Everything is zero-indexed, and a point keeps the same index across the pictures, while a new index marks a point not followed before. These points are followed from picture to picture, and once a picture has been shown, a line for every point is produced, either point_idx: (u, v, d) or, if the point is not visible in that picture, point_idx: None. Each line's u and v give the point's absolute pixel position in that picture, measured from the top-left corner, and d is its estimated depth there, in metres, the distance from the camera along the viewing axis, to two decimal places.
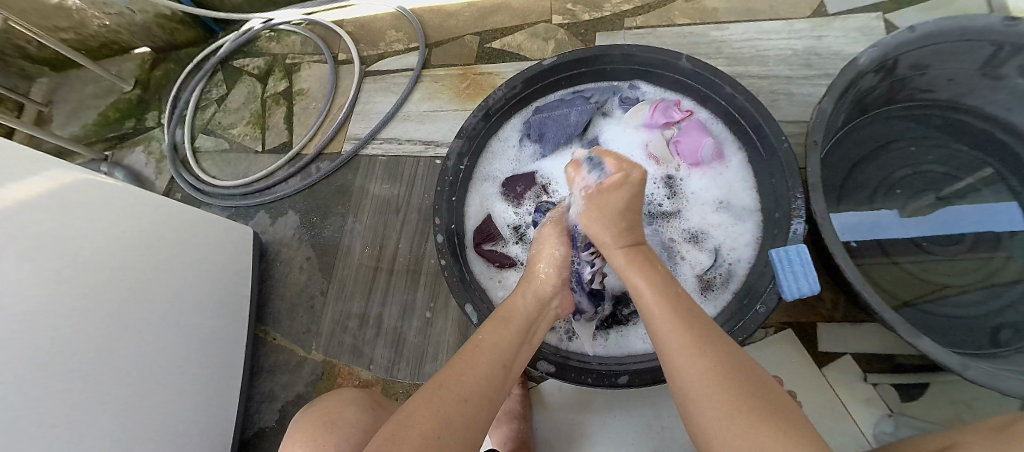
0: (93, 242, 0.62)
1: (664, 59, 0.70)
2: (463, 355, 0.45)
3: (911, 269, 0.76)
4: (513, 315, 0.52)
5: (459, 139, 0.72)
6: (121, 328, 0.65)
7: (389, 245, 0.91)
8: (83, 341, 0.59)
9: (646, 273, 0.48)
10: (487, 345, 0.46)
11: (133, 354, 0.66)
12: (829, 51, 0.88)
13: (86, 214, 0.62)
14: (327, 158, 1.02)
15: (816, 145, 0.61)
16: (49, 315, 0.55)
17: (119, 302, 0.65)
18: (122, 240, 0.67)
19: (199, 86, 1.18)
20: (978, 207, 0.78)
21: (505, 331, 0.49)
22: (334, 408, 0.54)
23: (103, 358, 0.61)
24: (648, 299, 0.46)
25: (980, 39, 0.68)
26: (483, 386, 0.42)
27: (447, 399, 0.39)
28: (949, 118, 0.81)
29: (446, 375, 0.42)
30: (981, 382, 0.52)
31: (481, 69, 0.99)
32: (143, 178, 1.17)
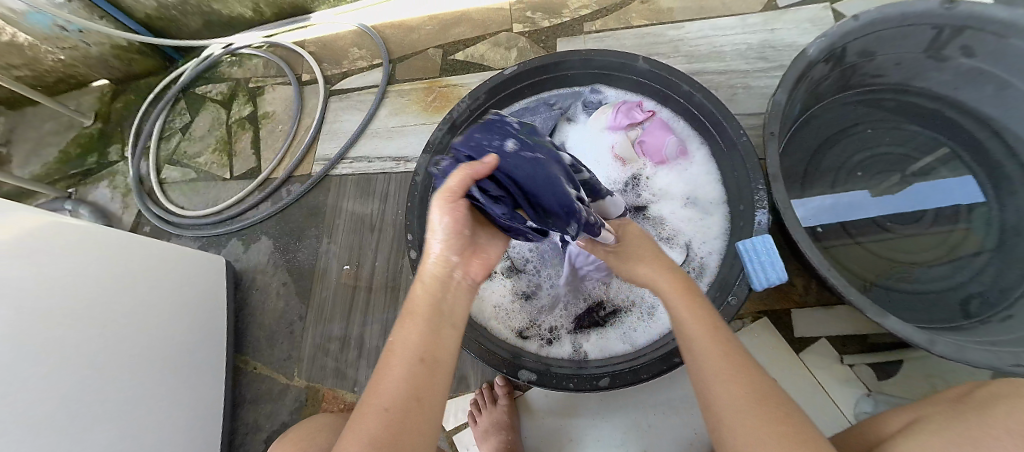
0: (61, 287, 0.60)
1: (622, 62, 0.72)
2: (378, 376, 0.36)
3: (876, 250, 0.78)
4: (426, 297, 0.40)
5: (427, 153, 0.72)
6: (97, 374, 0.63)
7: (366, 264, 0.90)
8: (57, 392, 0.57)
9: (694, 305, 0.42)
10: (408, 334, 0.39)
11: (112, 398, 0.64)
12: (781, 43, 0.90)
13: (53, 258, 0.60)
14: (298, 180, 1.01)
15: (773, 137, 0.63)
16: (24, 367, 0.54)
17: (93, 347, 0.63)
18: (95, 283, 0.65)
19: (162, 115, 1.16)
20: (939, 184, 0.80)
21: (416, 324, 0.38)
22: (306, 435, 0.54)
23: (80, 406, 0.59)
24: (691, 330, 0.40)
25: (922, 23, 0.71)
26: (411, 400, 0.35)
27: (369, 443, 0.32)
28: (900, 100, 0.84)
29: (367, 406, 0.35)
30: (948, 356, 0.54)
31: (446, 82, 0.99)
32: (109, 213, 1.14)
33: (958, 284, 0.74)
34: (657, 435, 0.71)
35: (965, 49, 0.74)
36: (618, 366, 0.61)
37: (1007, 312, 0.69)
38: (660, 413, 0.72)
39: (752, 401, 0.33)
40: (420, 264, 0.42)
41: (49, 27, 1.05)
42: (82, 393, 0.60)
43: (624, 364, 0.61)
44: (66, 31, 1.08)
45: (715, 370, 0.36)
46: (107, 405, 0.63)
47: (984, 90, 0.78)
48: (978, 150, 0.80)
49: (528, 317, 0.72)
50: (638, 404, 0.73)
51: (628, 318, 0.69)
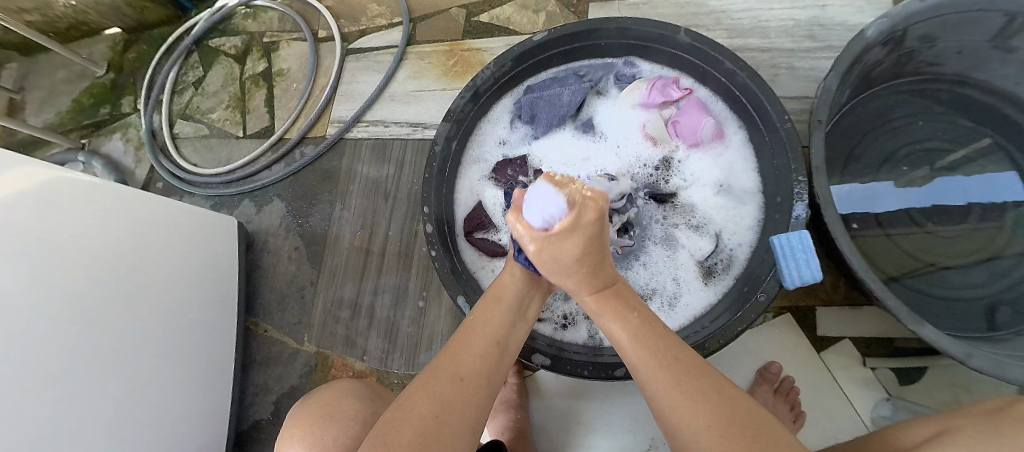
0: (74, 243, 0.59)
1: (661, 33, 0.66)
2: (450, 347, 0.41)
3: (907, 247, 0.74)
4: (505, 294, 0.47)
5: (447, 122, 0.69)
6: (108, 332, 0.63)
7: (379, 233, 0.88)
8: (69, 349, 0.57)
9: (618, 311, 0.44)
10: (478, 325, 0.44)
11: (122, 356, 0.64)
12: (833, 21, 0.83)
13: (66, 213, 0.59)
14: (311, 142, 0.98)
15: (820, 125, 0.58)
16: (35, 322, 0.53)
17: (105, 303, 0.63)
18: (106, 240, 0.64)
19: (175, 68, 1.12)
20: (985, 181, 0.75)
21: (495, 312, 0.45)
22: (334, 396, 0.54)
23: (92, 363, 0.60)
24: (628, 348, 0.42)
25: (996, 7, 0.64)
26: (479, 371, 0.39)
27: (442, 394, 0.36)
28: (956, 93, 0.78)
29: (435, 366, 0.39)
30: (985, 370, 0.50)
31: (468, 46, 0.94)
32: (122, 167, 1.13)
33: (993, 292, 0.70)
34: None
35: None
36: None
37: None
38: None
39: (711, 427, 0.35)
40: (496, 276, 0.50)
41: None
42: (93, 350, 0.60)
43: None
44: None
45: (660, 387, 0.38)
46: (116, 364, 0.63)
47: None
48: None
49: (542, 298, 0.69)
50: None
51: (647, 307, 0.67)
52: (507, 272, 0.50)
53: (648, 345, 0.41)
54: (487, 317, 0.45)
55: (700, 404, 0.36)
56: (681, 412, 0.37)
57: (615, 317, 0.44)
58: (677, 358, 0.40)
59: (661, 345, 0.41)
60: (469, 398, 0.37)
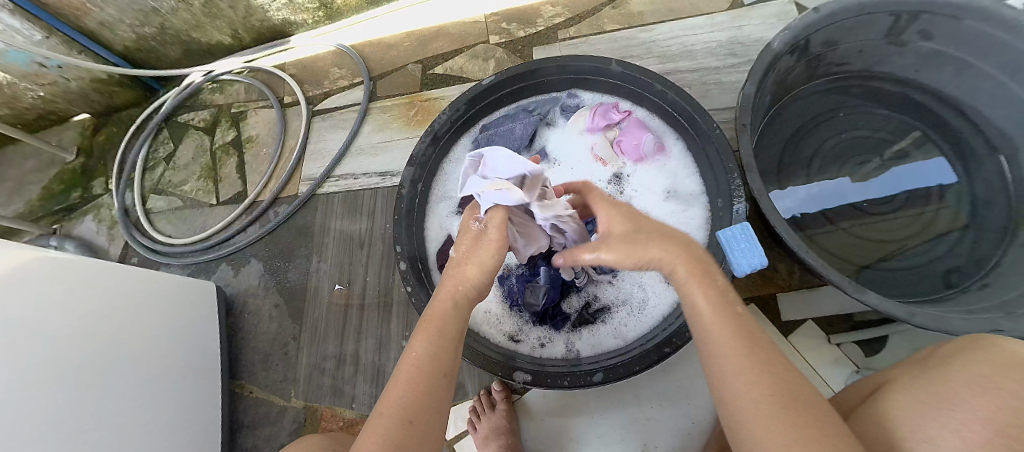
0: (50, 319, 0.60)
1: (595, 66, 0.74)
2: (395, 383, 0.42)
3: (858, 234, 0.80)
4: (438, 316, 0.48)
5: (411, 166, 0.73)
6: (93, 408, 0.62)
7: (357, 282, 0.90)
8: (53, 430, 0.57)
9: (701, 279, 0.43)
10: (420, 356, 0.43)
11: (105, 428, 0.63)
12: (749, 38, 0.94)
13: (47, 294, 0.60)
14: (285, 201, 1.01)
15: (745, 128, 0.64)
16: (18, 404, 0.54)
17: (89, 377, 0.63)
18: (85, 314, 0.65)
19: (145, 146, 1.16)
20: (911, 170, 0.82)
21: (435, 337, 0.45)
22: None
23: (71, 440, 0.59)
24: (705, 316, 0.41)
25: (879, 12, 0.74)
26: (427, 406, 0.40)
27: (392, 442, 0.37)
28: (866, 86, 0.87)
29: (384, 410, 0.40)
30: (928, 327, 0.55)
31: (427, 96, 1.01)
32: (96, 247, 1.14)
33: (935, 258, 0.77)
34: (654, 428, 0.71)
35: (922, 34, 0.77)
36: (611, 361, 0.61)
37: (984, 280, 0.72)
38: (657, 406, 0.72)
39: (774, 400, 0.34)
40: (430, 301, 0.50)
41: (28, 64, 1.05)
42: (77, 426, 0.60)
43: (618, 358, 0.61)
44: (46, 68, 1.08)
45: (728, 354, 0.38)
46: (101, 438, 0.62)
47: (944, 72, 0.81)
48: (942, 128, 0.83)
49: (520, 321, 0.72)
50: (634, 400, 0.73)
51: (618, 315, 0.70)
52: (441, 295, 0.50)
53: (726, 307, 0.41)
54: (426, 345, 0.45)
55: (773, 388, 0.35)
56: (753, 390, 0.35)
57: (697, 285, 0.43)
58: (768, 350, 0.38)
59: (740, 321, 0.40)
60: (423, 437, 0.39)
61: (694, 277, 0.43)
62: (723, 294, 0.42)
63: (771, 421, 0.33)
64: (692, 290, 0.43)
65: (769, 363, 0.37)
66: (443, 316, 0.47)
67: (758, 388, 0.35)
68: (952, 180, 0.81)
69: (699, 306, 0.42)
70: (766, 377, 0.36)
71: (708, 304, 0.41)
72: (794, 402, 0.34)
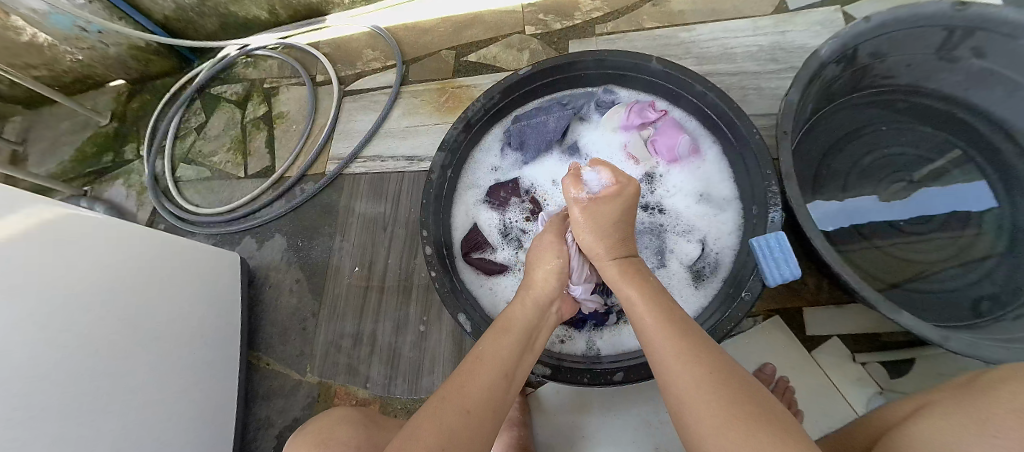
0: (80, 276, 0.61)
1: (634, 62, 0.72)
2: (459, 375, 0.43)
3: (891, 251, 0.78)
4: (513, 324, 0.51)
5: (442, 151, 0.73)
6: (110, 368, 0.64)
7: (378, 263, 0.90)
8: (72, 386, 0.58)
9: (632, 279, 0.51)
10: (491, 355, 0.46)
11: (122, 388, 0.65)
12: (793, 45, 0.91)
13: (76, 252, 0.62)
14: (311, 179, 1.02)
15: (787, 135, 0.62)
16: (38, 358, 0.55)
17: (107, 336, 0.64)
18: (107, 273, 0.66)
19: (179, 114, 1.18)
20: (951, 190, 0.80)
21: (504, 342, 0.48)
22: (326, 428, 0.54)
23: (90, 396, 0.60)
24: (640, 310, 0.46)
25: (935, 24, 0.71)
26: (487, 403, 0.41)
27: (449, 425, 0.38)
28: (911, 101, 0.84)
29: (449, 391, 0.42)
30: (963, 352, 0.53)
31: (459, 83, 1.01)
32: (125, 211, 1.16)
33: (970, 284, 0.74)
34: (669, 433, 0.71)
35: (976, 51, 0.74)
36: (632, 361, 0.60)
37: (1022, 309, 0.68)
38: None
39: (705, 373, 0.37)
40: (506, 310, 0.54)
41: (70, 27, 1.08)
42: (94, 384, 0.61)
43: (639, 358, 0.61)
44: (86, 32, 1.10)
45: (668, 346, 0.41)
46: (117, 398, 0.64)
47: (995, 92, 0.77)
48: (990, 151, 0.80)
49: None
50: (650, 404, 0.73)
51: None
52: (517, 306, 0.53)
53: (673, 315, 0.44)
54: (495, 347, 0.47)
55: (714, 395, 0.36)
56: (697, 398, 0.36)
57: (631, 285, 0.50)
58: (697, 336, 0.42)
59: (687, 327, 0.43)
60: (480, 430, 0.39)
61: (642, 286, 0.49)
62: (659, 302, 0.47)
63: (700, 391, 0.36)
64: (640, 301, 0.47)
65: (701, 358, 0.39)
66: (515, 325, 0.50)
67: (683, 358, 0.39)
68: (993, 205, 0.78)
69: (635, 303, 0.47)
70: (701, 365, 0.38)
71: (644, 301, 0.47)
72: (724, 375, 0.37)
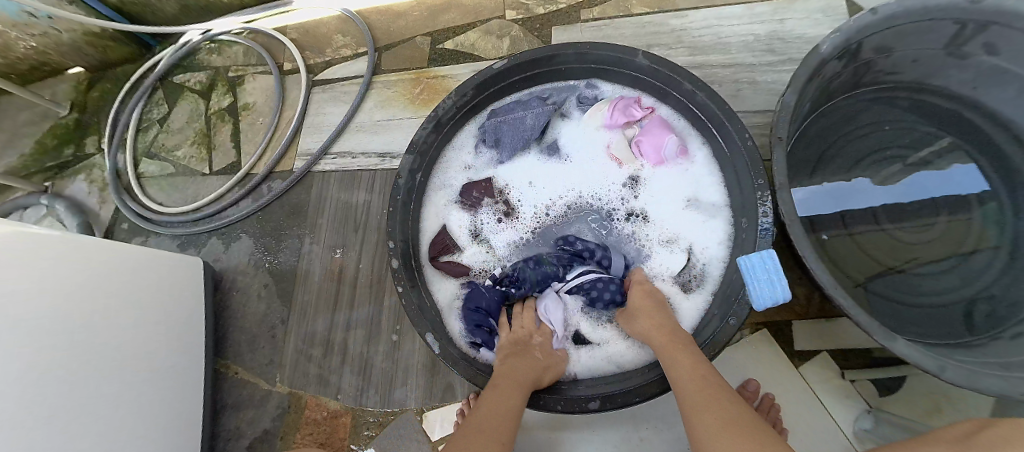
0: (27, 297, 0.56)
1: (618, 56, 0.66)
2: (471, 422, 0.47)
3: (870, 250, 0.74)
4: (511, 374, 0.53)
5: (411, 153, 0.67)
6: (65, 392, 0.59)
7: (350, 265, 0.86)
8: (27, 414, 0.54)
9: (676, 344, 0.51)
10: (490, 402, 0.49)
11: (79, 416, 0.60)
12: (791, 34, 0.85)
13: (25, 272, 0.57)
14: (279, 176, 0.96)
15: (782, 141, 0.57)
16: None
17: (59, 358, 0.59)
18: (61, 293, 0.61)
19: (140, 105, 1.10)
20: (944, 177, 0.76)
21: (511, 390, 0.50)
22: None
23: (44, 424, 0.56)
24: (677, 374, 0.47)
25: (945, 18, 0.64)
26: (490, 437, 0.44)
27: None
28: (915, 99, 0.79)
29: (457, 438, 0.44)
30: (959, 383, 0.50)
31: (434, 73, 0.94)
32: (86, 208, 1.10)
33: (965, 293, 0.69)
34: (649, 449, 0.68)
35: (988, 47, 0.68)
36: (609, 387, 0.56)
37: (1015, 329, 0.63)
38: (653, 426, 0.68)
39: (724, 427, 0.39)
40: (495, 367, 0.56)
41: (17, 13, 0.99)
42: (46, 411, 0.56)
43: (617, 385, 0.57)
44: (36, 18, 1.02)
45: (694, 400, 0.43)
46: (75, 423, 0.59)
47: (1006, 91, 0.72)
48: (995, 153, 0.75)
49: None
50: (630, 419, 0.69)
51: (619, 333, 0.66)
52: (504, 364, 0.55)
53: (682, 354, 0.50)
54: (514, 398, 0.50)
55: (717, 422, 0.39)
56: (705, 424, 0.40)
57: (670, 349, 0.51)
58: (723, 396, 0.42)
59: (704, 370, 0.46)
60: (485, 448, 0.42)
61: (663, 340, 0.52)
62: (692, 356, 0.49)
63: (720, 440, 0.38)
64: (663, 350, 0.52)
65: (714, 400, 0.42)
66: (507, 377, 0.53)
67: (710, 414, 0.40)
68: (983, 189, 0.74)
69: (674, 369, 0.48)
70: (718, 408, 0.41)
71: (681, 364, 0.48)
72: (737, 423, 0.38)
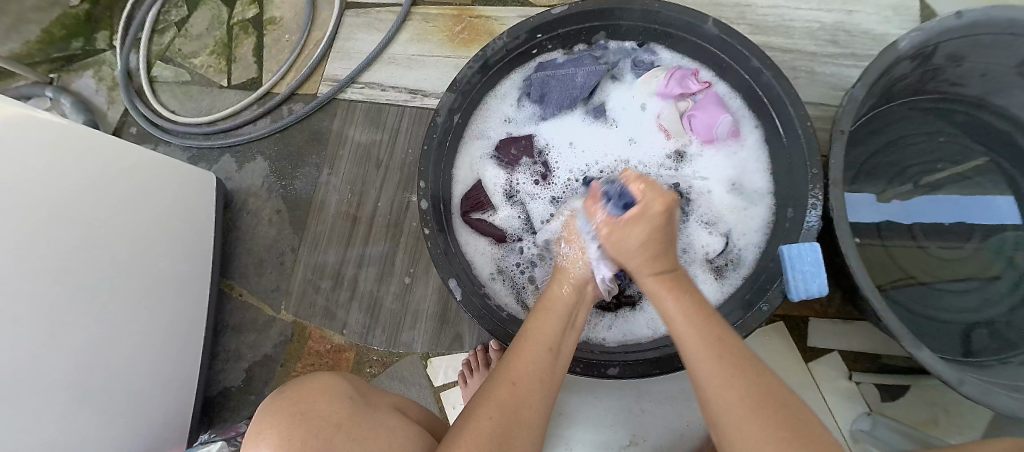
0: (46, 190, 0.53)
1: (688, 21, 0.61)
2: (515, 352, 0.43)
3: (904, 264, 0.68)
4: (558, 303, 0.47)
5: (451, 92, 0.63)
6: (73, 294, 0.57)
7: (368, 202, 0.83)
8: (39, 309, 0.52)
9: (673, 289, 0.43)
10: (533, 334, 0.44)
11: (82, 324, 0.59)
12: (859, 28, 0.79)
13: (43, 165, 0.53)
14: (300, 100, 0.92)
15: (842, 136, 0.50)
16: (12, 278, 0.49)
17: (74, 256, 0.57)
18: (75, 195, 0.58)
19: (156, 4, 1.03)
20: (980, 203, 0.69)
21: (549, 320, 0.46)
22: (307, 395, 0.40)
23: (57, 320, 0.55)
24: (678, 324, 0.41)
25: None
26: (533, 375, 0.41)
27: (500, 405, 0.38)
28: (971, 116, 0.70)
29: (498, 371, 0.41)
30: (973, 398, 0.45)
31: (478, 12, 0.87)
32: (94, 107, 1.06)
33: (971, 318, 0.64)
34: (648, 422, 0.68)
35: None
36: (629, 355, 0.55)
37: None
38: (655, 401, 0.69)
39: (745, 400, 0.35)
40: (544, 291, 0.50)
41: None
42: (55, 310, 0.55)
43: (640, 353, 0.56)
44: None
45: (708, 373, 0.37)
46: (78, 326, 0.58)
47: None
48: None
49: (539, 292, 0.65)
50: (634, 392, 0.70)
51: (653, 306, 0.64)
52: (556, 289, 0.49)
53: (702, 316, 0.41)
54: (548, 326, 0.45)
55: (742, 396, 0.35)
56: (724, 390, 0.36)
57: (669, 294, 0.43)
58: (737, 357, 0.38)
59: (711, 324, 0.40)
60: (528, 395, 0.39)
61: (675, 293, 0.43)
62: (693, 298, 0.43)
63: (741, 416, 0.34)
64: (669, 303, 0.43)
65: (730, 364, 0.37)
66: (556, 304, 0.47)
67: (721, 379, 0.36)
68: (1017, 222, 0.67)
69: (673, 317, 0.42)
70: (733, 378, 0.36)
71: (681, 312, 0.41)
72: (762, 399, 0.35)
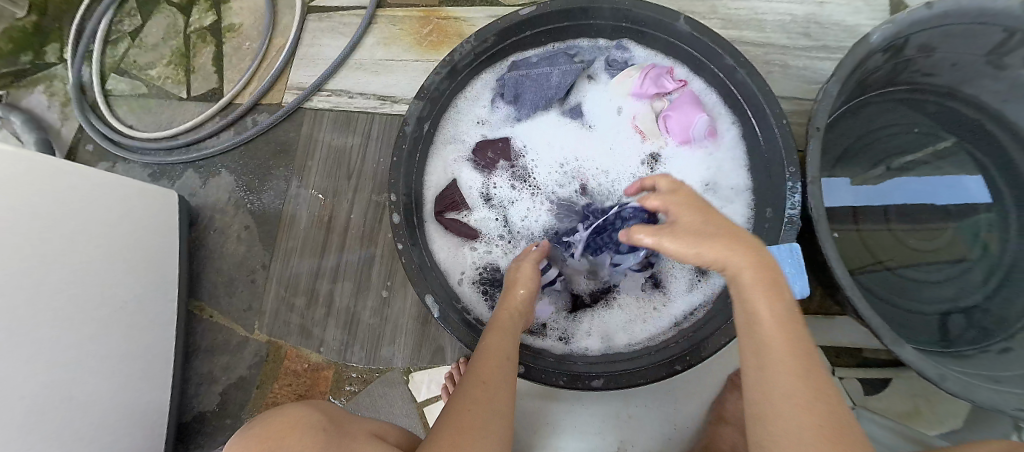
0: None
1: (659, 18, 0.59)
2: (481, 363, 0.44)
3: (876, 249, 0.67)
4: (507, 318, 0.51)
5: (420, 99, 0.60)
6: (28, 332, 0.54)
7: (340, 214, 0.80)
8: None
9: (770, 289, 0.35)
10: (492, 344, 0.47)
11: (38, 363, 0.55)
12: (830, 19, 0.79)
13: None
14: (265, 110, 0.88)
15: (818, 132, 0.50)
16: None
17: (27, 293, 0.54)
18: (21, 224, 0.54)
19: (109, 14, 0.98)
20: (954, 189, 0.69)
21: (501, 332, 0.49)
22: (274, 431, 0.38)
23: (12, 361, 0.52)
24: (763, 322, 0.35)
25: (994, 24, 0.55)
26: (499, 379, 0.43)
27: (469, 410, 0.39)
28: (943, 105, 0.70)
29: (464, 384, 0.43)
30: (956, 394, 0.45)
31: (446, 13, 0.84)
32: (46, 124, 1.00)
33: (950, 306, 0.65)
34: (636, 427, 0.67)
35: None
36: (616, 365, 0.54)
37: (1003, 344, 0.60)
38: (643, 405, 0.68)
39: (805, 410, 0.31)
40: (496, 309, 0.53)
41: None
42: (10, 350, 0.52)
43: (627, 363, 0.54)
44: None
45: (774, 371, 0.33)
46: (36, 366, 0.55)
47: None
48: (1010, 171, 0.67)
49: None
50: (621, 397, 0.69)
51: (636, 307, 0.63)
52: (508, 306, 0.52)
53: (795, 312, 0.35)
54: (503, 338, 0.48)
55: (793, 398, 0.32)
56: (778, 393, 0.32)
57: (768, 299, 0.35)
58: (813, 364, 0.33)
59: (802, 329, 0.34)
60: (495, 395, 0.41)
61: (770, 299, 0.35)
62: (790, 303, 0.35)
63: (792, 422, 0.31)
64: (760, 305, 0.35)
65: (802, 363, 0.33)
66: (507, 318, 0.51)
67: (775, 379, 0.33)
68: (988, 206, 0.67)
69: (760, 316, 0.35)
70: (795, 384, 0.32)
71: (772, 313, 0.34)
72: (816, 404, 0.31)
